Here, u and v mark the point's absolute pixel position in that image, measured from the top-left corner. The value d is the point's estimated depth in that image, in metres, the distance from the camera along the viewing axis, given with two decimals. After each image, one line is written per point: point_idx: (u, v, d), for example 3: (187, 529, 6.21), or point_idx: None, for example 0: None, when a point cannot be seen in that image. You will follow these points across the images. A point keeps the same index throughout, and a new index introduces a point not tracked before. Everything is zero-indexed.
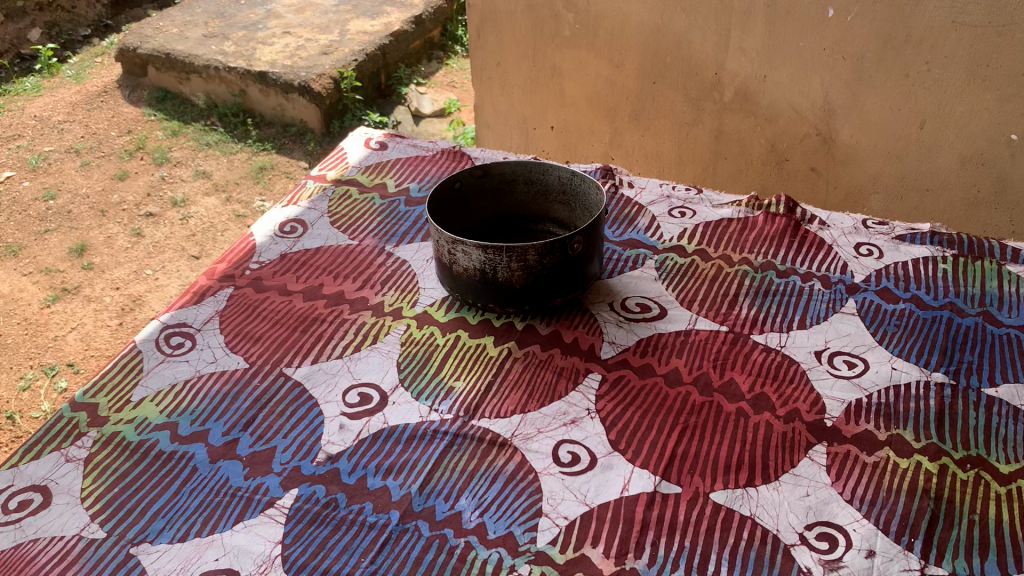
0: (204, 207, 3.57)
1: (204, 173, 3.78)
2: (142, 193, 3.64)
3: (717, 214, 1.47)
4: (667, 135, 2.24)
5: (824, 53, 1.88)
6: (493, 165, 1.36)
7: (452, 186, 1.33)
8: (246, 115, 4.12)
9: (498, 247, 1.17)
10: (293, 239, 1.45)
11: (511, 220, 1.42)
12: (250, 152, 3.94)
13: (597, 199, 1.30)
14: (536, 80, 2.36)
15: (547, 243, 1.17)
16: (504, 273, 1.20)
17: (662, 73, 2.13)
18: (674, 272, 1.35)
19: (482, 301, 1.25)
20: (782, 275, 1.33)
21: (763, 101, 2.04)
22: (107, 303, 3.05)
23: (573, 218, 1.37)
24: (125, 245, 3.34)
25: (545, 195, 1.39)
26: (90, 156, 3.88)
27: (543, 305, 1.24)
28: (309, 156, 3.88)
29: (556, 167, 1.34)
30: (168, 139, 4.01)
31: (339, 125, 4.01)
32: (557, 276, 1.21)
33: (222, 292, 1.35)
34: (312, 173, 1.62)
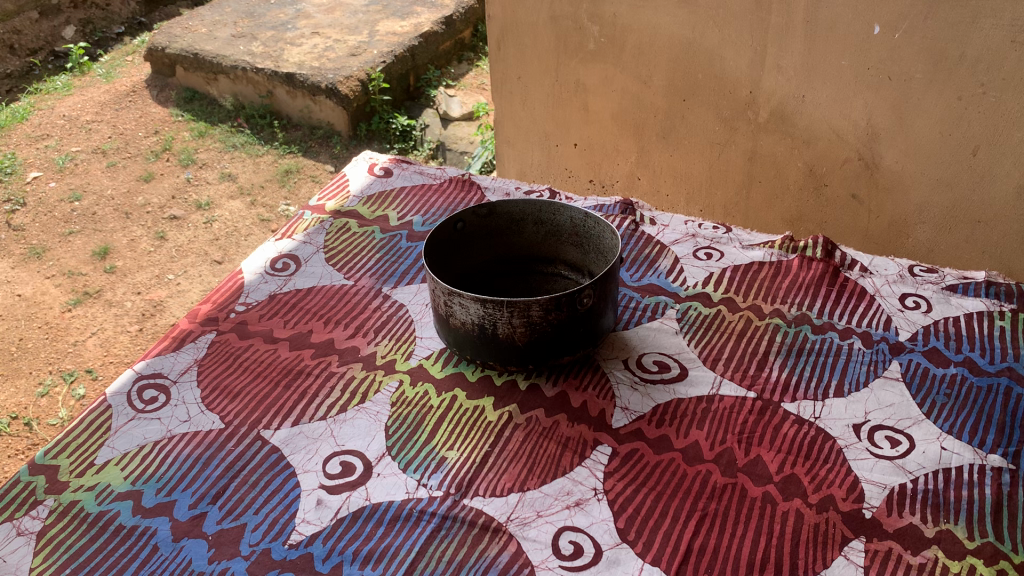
0: (228, 211, 3.49)
1: (229, 176, 3.71)
2: (167, 196, 3.58)
3: (747, 257, 1.34)
4: (699, 155, 2.10)
5: (868, 72, 1.73)
6: (500, 204, 1.24)
7: (452, 226, 1.21)
8: (273, 117, 4.03)
9: (498, 301, 1.05)
10: (284, 278, 1.34)
11: (519, 262, 1.30)
12: (276, 155, 3.85)
13: (612, 245, 1.18)
14: (559, 95, 2.22)
15: (553, 298, 1.05)
16: (505, 330, 1.08)
17: (693, 90, 2.00)
18: (697, 324, 1.22)
19: (481, 358, 1.13)
20: (818, 331, 1.20)
21: (801, 122, 1.89)
22: (128, 308, 2.97)
23: (587, 263, 1.25)
24: (148, 249, 3.27)
25: (556, 237, 1.26)
26: (116, 157, 3.82)
27: (549, 365, 1.12)
28: (335, 161, 3.78)
29: (568, 207, 1.22)
30: (194, 140, 3.94)
31: (367, 127, 3.91)
32: (565, 334, 1.09)
33: (203, 337, 1.24)
34: (310, 203, 1.51)
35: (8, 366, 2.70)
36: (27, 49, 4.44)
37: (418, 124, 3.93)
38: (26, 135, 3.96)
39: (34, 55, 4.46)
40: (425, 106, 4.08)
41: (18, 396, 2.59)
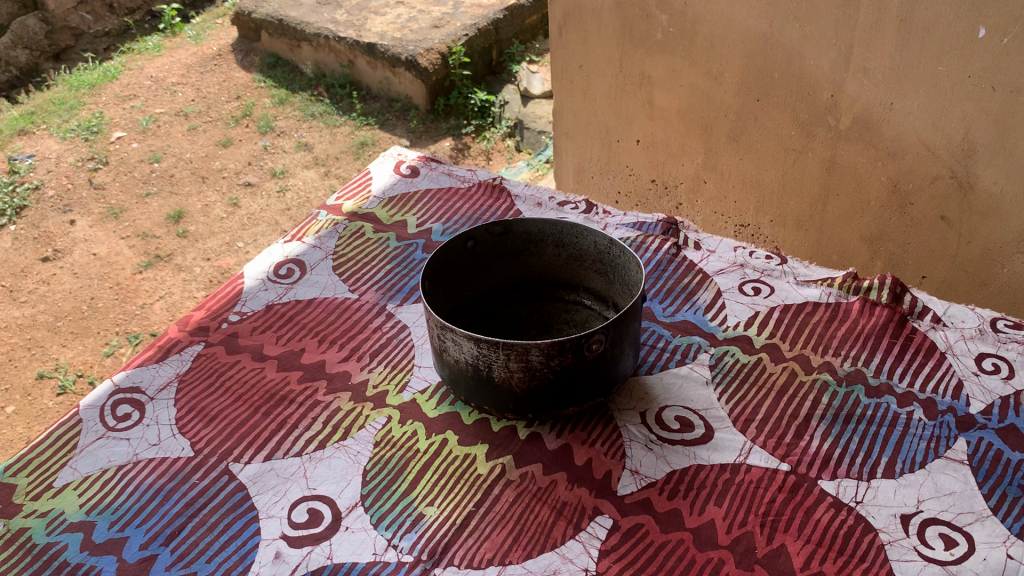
0: (302, 180, 3.37)
1: (306, 146, 3.58)
2: (243, 161, 3.50)
3: (800, 295, 1.17)
4: (772, 161, 1.90)
5: (967, 81, 1.52)
6: (517, 223, 1.11)
7: (461, 245, 1.09)
8: (352, 87, 3.88)
9: (492, 342, 0.92)
10: (286, 285, 1.24)
11: (538, 286, 1.17)
12: (352, 126, 3.69)
13: (638, 280, 1.03)
14: (623, 88, 2.04)
15: (557, 343, 0.91)
16: (502, 374, 0.95)
17: (768, 90, 1.80)
18: (731, 373, 1.06)
19: (478, 401, 1.00)
20: (873, 394, 1.03)
21: (887, 133, 1.69)
22: (196, 274, 2.91)
23: (611, 294, 1.11)
24: (221, 215, 3.20)
25: (579, 262, 1.12)
26: (198, 121, 3.75)
27: (553, 415, 0.98)
28: (411, 135, 3.61)
29: (592, 232, 1.08)
30: (275, 107, 3.84)
31: (445, 102, 3.70)
32: (570, 383, 0.95)
33: (190, 349, 1.16)
34: (328, 201, 1.41)
35: (78, 325, 2.70)
36: (124, 9, 4.44)
37: (497, 100, 3.69)
38: (114, 94, 3.92)
39: (130, 14, 4.46)
40: (508, 84, 3.79)
41: (85, 355, 2.58)
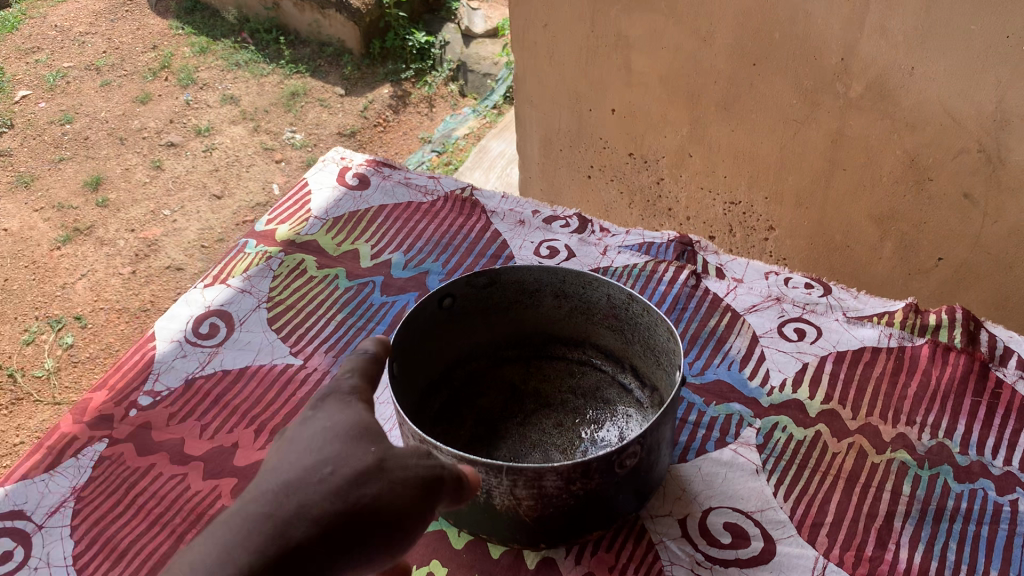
0: (230, 138, 2.92)
1: (232, 98, 3.10)
2: (165, 120, 3.01)
3: (854, 338, 0.95)
4: (769, 133, 1.56)
5: (1006, 42, 1.21)
6: (507, 272, 0.86)
7: (437, 304, 0.84)
8: (279, 33, 3.43)
9: (492, 466, 0.67)
10: (210, 350, 0.99)
11: (533, 342, 0.95)
12: (281, 75, 3.24)
13: (668, 350, 0.81)
14: (593, 50, 1.68)
15: (580, 465, 0.67)
16: (505, 501, 0.70)
17: (766, 53, 1.45)
18: (787, 456, 0.85)
19: (473, 528, 0.76)
20: (963, 478, 0.82)
21: (906, 102, 1.36)
22: (122, 247, 2.49)
23: (629, 354, 0.89)
24: (143, 180, 2.74)
25: (585, 314, 0.90)
26: (112, 75, 3.27)
27: (571, 541, 0.75)
28: (346, 84, 3.20)
29: (606, 283, 0.85)
30: (195, 57, 3.34)
31: (381, 46, 3.29)
32: (595, 505, 0.72)
33: (89, 450, 0.89)
34: (257, 226, 1.16)
35: None
36: None
37: (437, 40, 3.27)
38: (14, 47, 3.44)
39: None
40: (447, 21, 3.35)
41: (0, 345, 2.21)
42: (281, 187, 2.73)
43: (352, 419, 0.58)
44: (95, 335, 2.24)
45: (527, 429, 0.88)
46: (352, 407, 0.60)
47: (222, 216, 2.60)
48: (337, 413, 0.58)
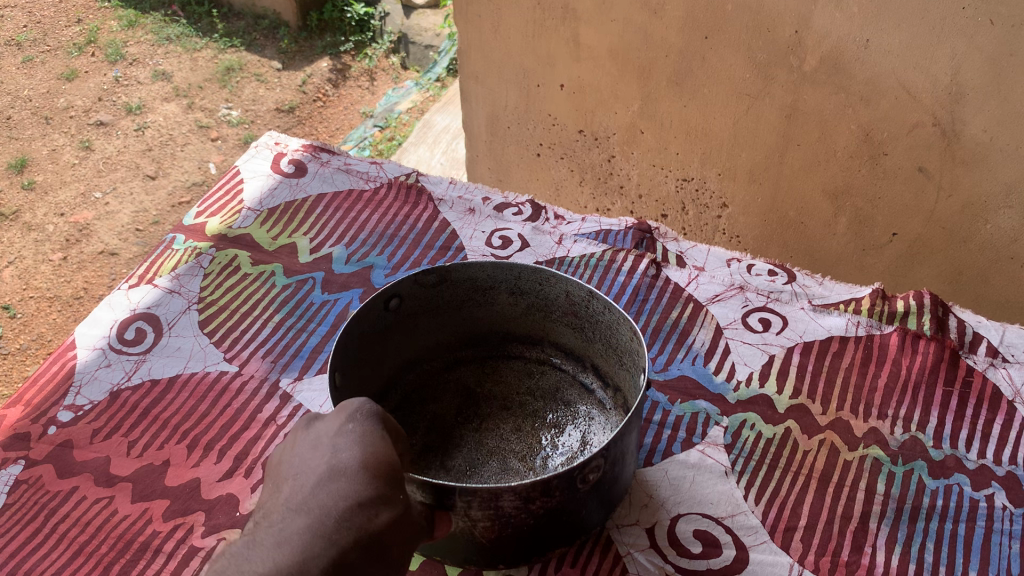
0: (162, 115, 2.77)
1: (163, 74, 2.94)
2: (92, 97, 2.85)
3: (820, 328, 0.92)
4: (721, 108, 1.49)
5: (960, 14, 1.16)
6: (456, 270, 0.81)
7: (383, 306, 0.78)
8: (212, 5, 3.28)
9: (444, 486, 0.62)
10: (137, 357, 0.91)
11: (489, 341, 0.90)
12: (215, 49, 3.07)
13: (629, 348, 0.76)
14: (541, 24, 1.61)
15: (539, 483, 0.62)
16: (460, 523, 0.65)
17: (719, 26, 1.39)
18: (757, 457, 0.80)
19: (428, 549, 0.70)
20: (938, 474, 0.78)
21: (860, 74, 1.30)
22: (50, 232, 2.36)
23: (590, 352, 0.85)
24: (72, 161, 2.60)
25: (543, 311, 0.85)
26: (33, 51, 3.06)
27: (531, 559, 0.70)
28: (283, 57, 3.07)
29: (563, 279, 0.80)
30: (123, 31, 3.16)
31: (319, 16, 3.18)
32: (557, 522, 0.67)
33: (4, 473, 0.81)
34: (185, 220, 1.09)
35: None
36: None
37: (376, 11, 3.16)
38: None
39: None
40: None
41: None
42: (219, 166, 2.61)
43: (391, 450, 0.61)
44: (25, 326, 2.12)
45: (483, 435, 0.82)
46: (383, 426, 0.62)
47: (155, 197, 2.47)
48: (380, 440, 0.61)
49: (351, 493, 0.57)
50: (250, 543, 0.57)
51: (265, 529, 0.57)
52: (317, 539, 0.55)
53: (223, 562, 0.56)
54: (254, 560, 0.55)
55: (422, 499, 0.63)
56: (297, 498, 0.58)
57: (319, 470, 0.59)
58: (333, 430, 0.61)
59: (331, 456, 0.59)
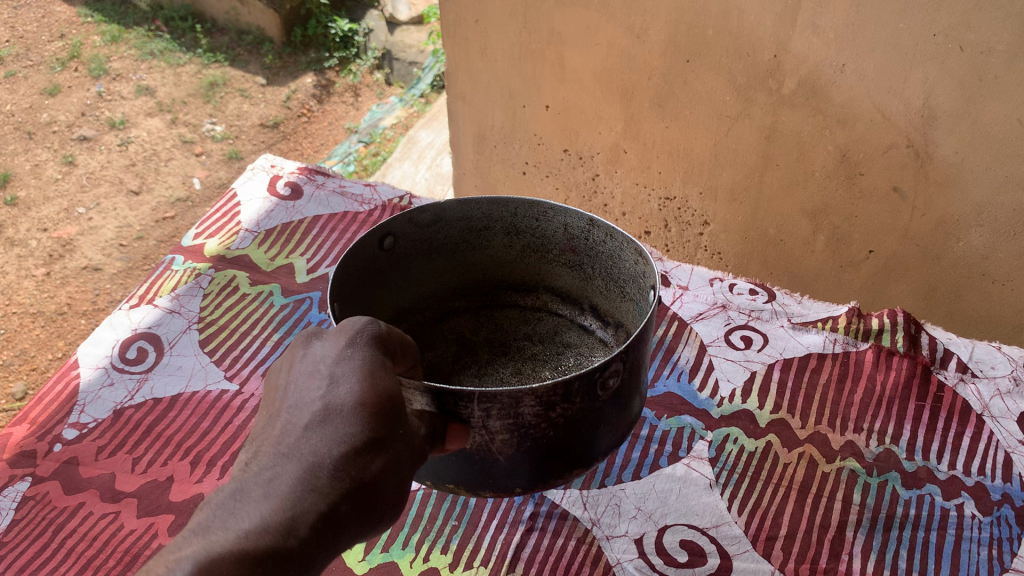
0: (146, 131, 2.79)
1: (147, 89, 2.95)
2: (75, 112, 2.86)
3: (798, 344, 0.96)
4: (702, 129, 1.53)
5: (931, 41, 1.20)
6: (449, 210, 0.85)
7: (377, 244, 0.81)
8: (195, 20, 3.29)
9: (462, 394, 0.63)
10: (139, 375, 0.94)
11: (482, 290, 0.97)
12: (199, 65, 3.10)
13: (632, 275, 0.83)
14: (527, 47, 1.65)
15: (559, 387, 0.63)
16: (477, 438, 0.66)
17: (701, 50, 1.43)
18: (739, 469, 0.84)
19: (442, 478, 0.72)
20: (910, 484, 0.82)
21: (837, 97, 1.34)
22: (34, 248, 2.36)
23: (587, 292, 0.93)
24: (55, 176, 2.61)
25: (539, 253, 0.91)
26: (16, 66, 3.06)
27: (550, 480, 0.72)
28: (268, 73, 3.10)
29: (562, 214, 0.85)
30: (107, 45, 3.15)
31: (302, 32, 3.19)
32: (574, 436, 0.69)
33: (11, 489, 0.83)
34: (184, 241, 1.12)
35: None
36: None
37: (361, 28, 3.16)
38: None
39: None
40: (371, 7, 3.22)
41: None
42: (203, 182, 2.63)
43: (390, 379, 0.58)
44: (8, 342, 2.12)
45: (483, 379, 0.93)
46: (382, 350, 0.59)
47: (139, 212, 2.48)
48: (377, 368, 0.57)
49: (347, 436, 0.54)
50: (235, 493, 0.54)
51: (251, 476, 0.54)
52: (309, 494, 0.52)
53: (207, 516, 0.53)
54: (240, 514, 0.52)
55: (426, 431, 0.62)
56: (287, 440, 0.55)
57: (312, 409, 0.56)
58: (328, 361, 0.58)
59: (328, 392, 0.56)
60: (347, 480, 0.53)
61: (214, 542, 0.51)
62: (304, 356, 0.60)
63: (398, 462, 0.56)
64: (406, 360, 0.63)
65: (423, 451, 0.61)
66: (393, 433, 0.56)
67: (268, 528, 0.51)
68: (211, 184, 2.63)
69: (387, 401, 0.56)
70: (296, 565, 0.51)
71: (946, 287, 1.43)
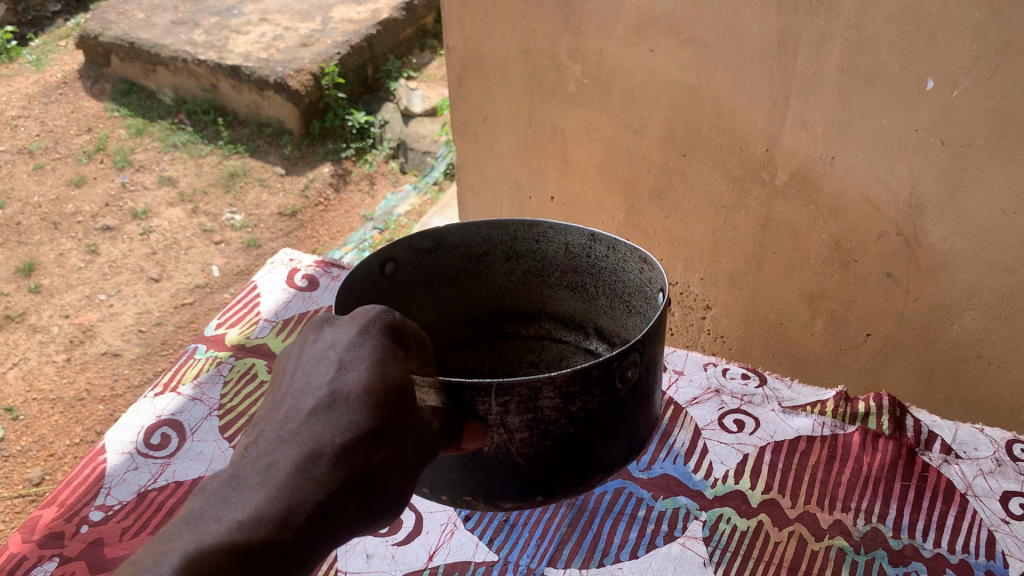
0: (167, 220, 2.89)
1: (169, 180, 3.08)
2: (99, 203, 2.97)
3: (788, 427, 1.01)
4: (701, 219, 1.60)
5: (915, 135, 1.25)
6: (448, 236, 0.93)
7: (379, 271, 0.89)
8: (217, 113, 3.37)
9: (479, 388, 0.69)
10: (162, 460, 0.99)
11: (483, 322, 1.05)
12: (220, 156, 3.22)
13: (637, 285, 0.92)
14: (533, 142, 1.74)
15: (577, 378, 0.70)
16: (496, 438, 0.73)
17: (696, 145, 1.51)
18: (731, 546, 0.88)
19: (458, 492, 0.78)
20: (897, 561, 0.85)
21: (828, 189, 1.39)
22: (55, 334, 2.44)
23: (590, 314, 1.02)
24: (78, 264, 2.71)
25: (540, 278, 1.01)
26: (45, 159, 3.19)
27: (570, 485, 0.77)
28: (287, 164, 3.18)
29: (563, 233, 0.95)
30: (131, 138, 3.29)
31: (321, 125, 3.26)
32: (593, 433, 0.75)
33: (39, 569, 0.88)
34: (207, 331, 1.19)
35: None
36: None
37: (377, 120, 3.32)
38: None
39: None
40: (386, 100, 3.38)
41: None
42: (221, 269, 2.71)
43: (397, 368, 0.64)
44: (28, 428, 2.17)
45: None
46: (389, 340, 0.65)
47: (159, 299, 2.56)
48: (383, 359, 0.63)
49: (350, 425, 0.60)
50: (234, 478, 0.58)
51: (251, 461, 0.59)
52: (307, 483, 0.57)
53: (202, 502, 0.57)
54: (236, 503, 0.57)
55: (439, 425, 0.67)
56: (291, 425, 0.60)
57: (318, 396, 0.62)
58: (339, 348, 0.64)
59: (335, 380, 0.62)
60: (346, 471, 0.59)
61: (207, 531, 0.55)
62: (315, 345, 0.66)
63: (402, 453, 0.62)
64: (420, 356, 0.70)
65: (433, 444, 0.66)
66: (398, 426, 0.61)
67: (264, 517, 0.55)
68: (229, 271, 2.71)
69: (393, 391, 0.62)
70: (287, 553, 0.55)
71: (943, 368, 1.44)
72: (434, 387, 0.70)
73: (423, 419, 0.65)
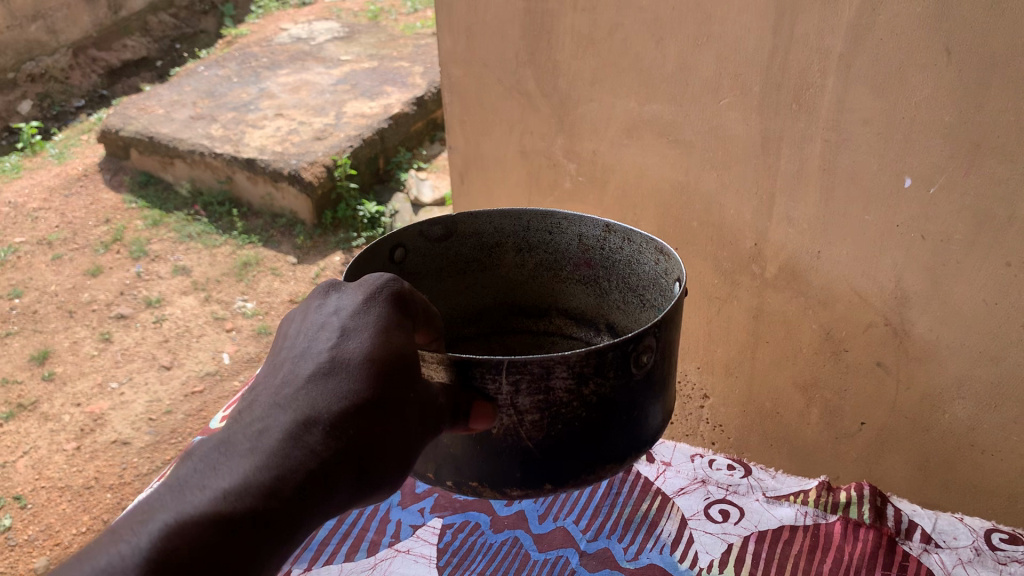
0: (180, 308, 2.96)
1: (183, 269, 3.17)
2: (114, 292, 3.05)
3: (771, 516, 1.04)
4: (694, 310, 1.64)
5: (896, 231, 1.27)
6: (463, 224, 1.08)
7: (391, 254, 1.03)
8: (232, 204, 3.49)
9: (491, 366, 0.78)
10: None
11: (494, 311, 1.20)
12: (234, 246, 3.31)
13: (653, 277, 1.05)
14: None
15: (593, 361, 0.79)
16: (507, 420, 0.82)
17: (687, 239, 1.56)
18: None
19: (468, 474, 0.88)
20: None
21: (816, 281, 1.41)
22: (66, 422, 2.49)
23: (602, 307, 1.15)
24: (92, 352, 2.77)
25: (554, 270, 1.15)
26: (63, 249, 3.28)
27: (574, 471, 0.86)
28: (299, 253, 3.26)
29: (576, 227, 1.08)
30: (148, 229, 3.39)
31: (333, 215, 3.36)
32: (604, 415, 0.83)
33: None
34: (212, 422, 1.22)
35: None
36: None
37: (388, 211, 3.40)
38: None
39: None
40: (396, 190, 3.51)
41: None
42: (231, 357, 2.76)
43: (393, 339, 0.72)
44: (35, 517, 2.20)
45: None
46: (385, 310, 0.74)
47: (169, 387, 2.61)
48: (376, 331, 0.72)
49: (349, 393, 0.68)
50: (227, 445, 0.66)
51: (245, 428, 0.67)
52: (298, 453, 0.65)
53: (192, 469, 0.65)
54: (223, 471, 0.64)
55: (445, 400, 0.77)
56: (287, 391, 0.69)
57: (318, 361, 0.70)
58: (341, 318, 0.73)
59: (335, 350, 0.70)
60: (338, 439, 0.66)
61: (191, 500, 0.62)
62: (318, 314, 0.75)
63: (402, 422, 0.70)
64: (427, 333, 0.82)
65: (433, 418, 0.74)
66: (395, 396, 0.70)
67: (250, 487, 0.63)
68: (238, 358, 2.75)
69: (390, 359, 0.70)
70: (278, 518, 0.63)
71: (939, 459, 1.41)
72: (441, 365, 0.81)
73: (425, 391, 0.73)
